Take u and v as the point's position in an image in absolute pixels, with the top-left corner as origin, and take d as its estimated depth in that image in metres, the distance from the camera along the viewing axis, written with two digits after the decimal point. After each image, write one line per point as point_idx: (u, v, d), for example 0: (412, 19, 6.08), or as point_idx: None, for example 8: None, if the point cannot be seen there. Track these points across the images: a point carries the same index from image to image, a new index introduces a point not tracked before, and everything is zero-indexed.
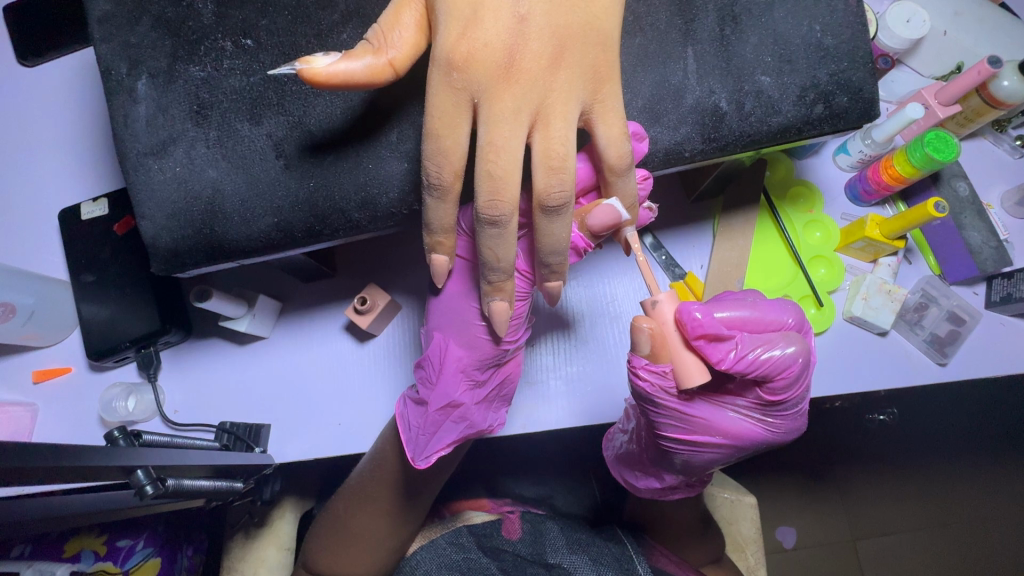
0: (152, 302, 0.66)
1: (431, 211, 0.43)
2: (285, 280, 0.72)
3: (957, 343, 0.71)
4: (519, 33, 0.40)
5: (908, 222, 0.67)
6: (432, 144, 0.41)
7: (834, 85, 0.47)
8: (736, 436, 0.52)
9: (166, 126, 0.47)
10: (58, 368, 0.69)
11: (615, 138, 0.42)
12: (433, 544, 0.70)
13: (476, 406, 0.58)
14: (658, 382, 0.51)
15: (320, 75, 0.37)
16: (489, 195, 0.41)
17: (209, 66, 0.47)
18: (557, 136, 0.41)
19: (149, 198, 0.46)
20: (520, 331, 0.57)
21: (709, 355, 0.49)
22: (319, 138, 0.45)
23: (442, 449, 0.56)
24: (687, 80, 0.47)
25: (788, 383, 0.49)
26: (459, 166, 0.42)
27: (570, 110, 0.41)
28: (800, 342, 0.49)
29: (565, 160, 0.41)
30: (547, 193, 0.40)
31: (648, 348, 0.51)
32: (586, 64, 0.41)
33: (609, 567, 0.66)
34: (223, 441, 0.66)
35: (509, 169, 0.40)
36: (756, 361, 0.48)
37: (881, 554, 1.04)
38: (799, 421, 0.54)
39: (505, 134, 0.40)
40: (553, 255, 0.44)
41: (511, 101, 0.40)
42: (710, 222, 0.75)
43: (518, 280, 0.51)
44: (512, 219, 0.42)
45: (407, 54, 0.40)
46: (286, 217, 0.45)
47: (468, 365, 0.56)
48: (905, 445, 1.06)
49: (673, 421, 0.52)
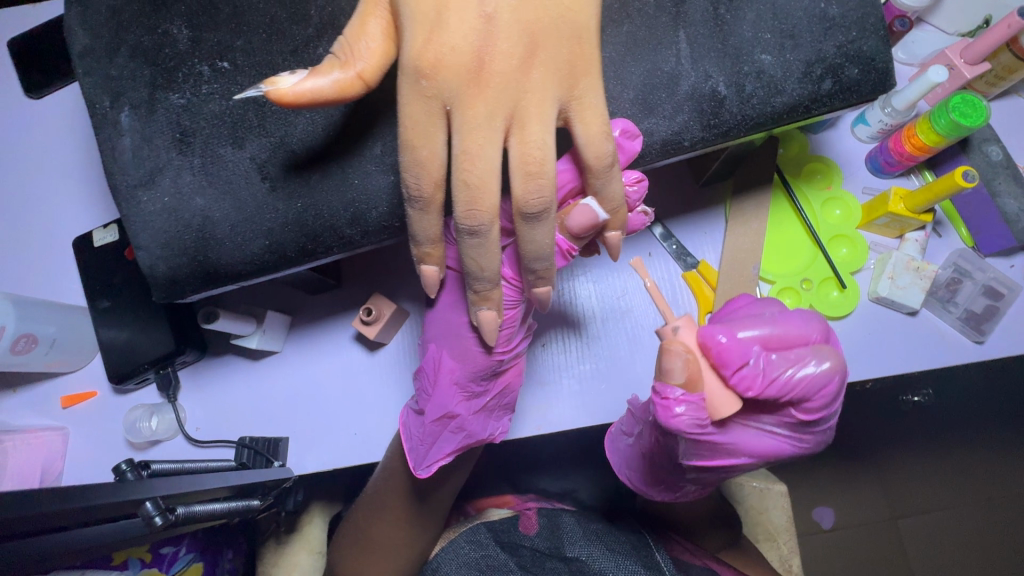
0: (167, 324, 0.67)
1: (414, 223, 0.41)
2: (293, 294, 0.72)
3: (994, 319, 0.67)
4: (488, 33, 0.38)
5: (934, 194, 0.62)
6: (409, 155, 0.40)
7: (842, 58, 0.44)
8: (767, 455, 0.50)
9: (151, 156, 0.46)
10: (84, 392, 0.71)
11: (595, 137, 0.40)
12: (452, 544, 0.69)
13: (473, 415, 0.57)
14: (691, 414, 0.47)
15: (287, 95, 0.36)
16: (467, 204, 0.39)
17: (188, 92, 0.46)
18: (533, 139, 0.39)
19: (143, 228, 0.46)
20: (515, 338, 0.55)
21: (739, 382, 0.47)
22: (301, 156, 0.44)
23: (442, 459, 0.57)
24: (681, 66, 0.44)
25: (825, 402, 0.47)
26: (438, 176, 0.40)
27: (547, 110, 0.39)
28: (833, 359, 0.47)
29: (543, 164, 0.39)
30: (525, 200, 0.39)
31: (681, 377, 0.47)
32: (561, 60, 0.39)
33: (626, 554, 0.65)
34: (243, 457, 0.67)
35: (484, 177, 0.39)
36: (787, 382, 0.47)
37: (927, 531, 1.01)
38: (826, 433, 0.52)
39: (479, 141, 0.39)
40: (538, 261, 0.42)
41: (484, 106, 0.38)
42: (721, 207, 0.72)
43: (505, 288, 0.50)
44: (492, 227, 0.40)
45: (376, 64, 0.39)
46: (277, 238, 0.44)
47: (462, 377, 0.55)
48: (944, 422, 1.02)
49: (705, 447, 0.50)
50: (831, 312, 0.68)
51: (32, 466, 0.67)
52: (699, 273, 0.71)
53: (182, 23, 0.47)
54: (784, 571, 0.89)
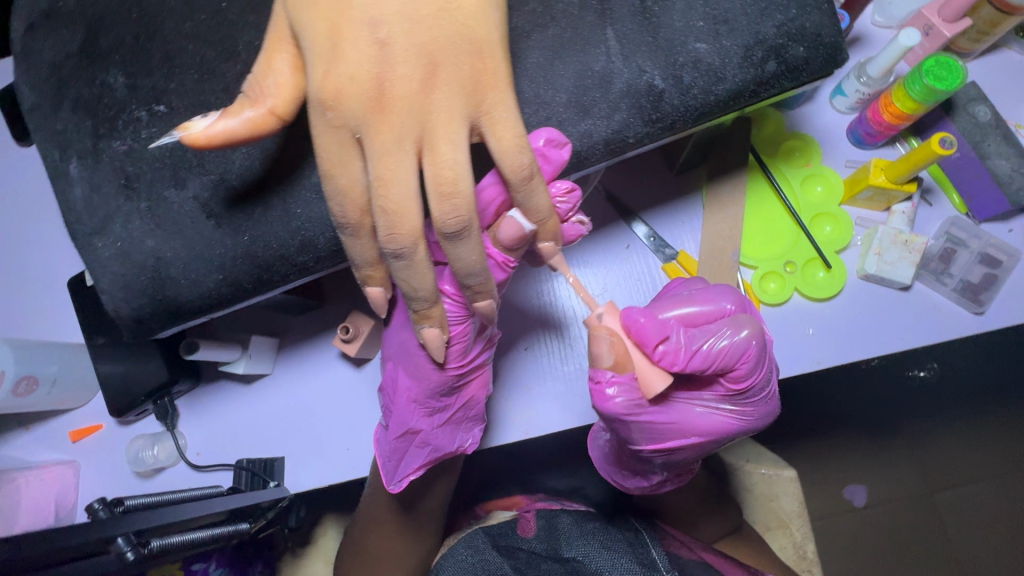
0: (160, 356, 0.70)
1: (349, 248, 0.42)
2: (277, 317, 0.73)
3: (992, 288, 0.64)
4: (384, 58, 0.38)
5: (914, 163, 0.59)
6: (330, 185, 0.40)
7: (782, 37, 0.42)
8: (714, 431, 0.49)
9: (103, 204, 0.46)
10: (90, 426, 0.74)
11: (508, 150, 0.39)
12: (451, 550, 0.69)
13: (438, 429, 0.57)
14: (624, 395, 0.47)
15: (199, 139, 0.37)
16: (388, 229, 0.39)
17: (129, 138, 0.47)
18: (446, 159, 0.38)
19: (102, 272, 0.45)
20: (474, 349, 0.54)
21: (662, 357, 0.46)
22: (241, 189, 0.45)
23: (413, 473, 0.57)
24: (612, 64, 0.42)
25: (751, 369, 0.46)
26: (363, 202, 0.40)
27: (456, 129, 0.39)
28: (751, 323, 0.46)
29: (456, 183, 0.38)
30: (442, 220, 0.39)
31: (609, 360, 0.47)
32: (463, 77, 0.39)
33: (621, 552, 0.65)
34: (242, 479, 0.69)
35: (401, 202, 0.38)
36: (707, 353, 0.46)
37: (961, 504, 0.97)
38: (772, 403, 0.50)
39: (391, 167, 0.38)
40: (471, 276, 0.41)
41: (391, 131, 0.38)
42: (697, 194, 0.71)
43: (447, 303, 0.49)
44: (417, 248, 0.40)
45: (287, 98, 0.39)
46: (231, 271, 0.45)
47: (419, 395, 0.55)
48: (959, 390, 0.99)
49: (647, 431, 0.48)
50: (819, 293, 0.65)
51: (44, 499, 0.70)
52: (680, 263, 0.69)
53: (117, 72, 0.47)
54: (798, 558, 0.87)
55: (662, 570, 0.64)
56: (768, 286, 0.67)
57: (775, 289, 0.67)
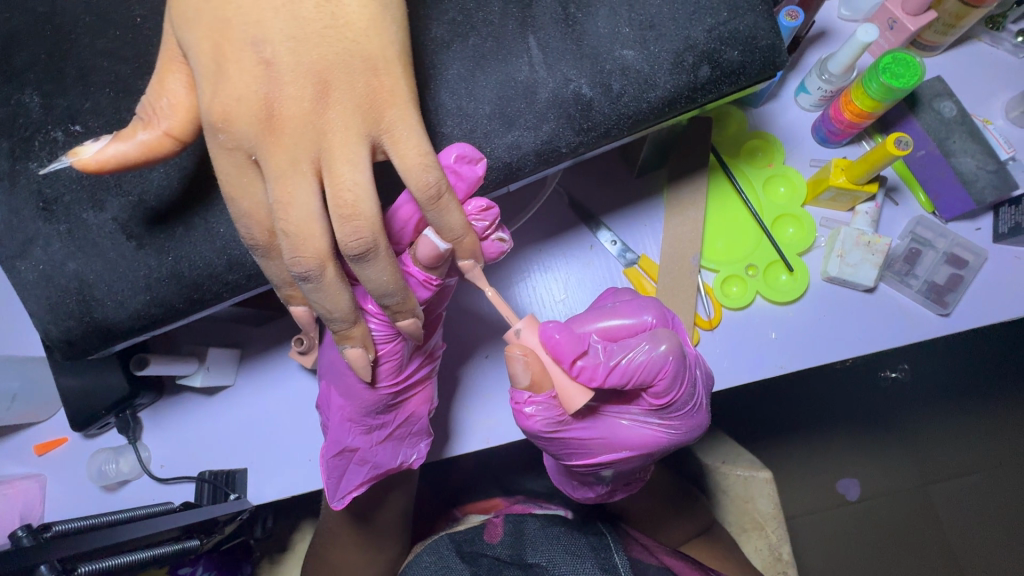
0: (120, 369, 0.70)
1: (264, 270, 0.41)
2: (237, 328, 0.73)
3: (959, 289, 0.63)
4: (271, 78, 0.37)
5: (871, 164, 0.57)
6: (233, 208, 0.39)
7: (715, 41, 0.41)
8: (643, 444, 0.48)
9: (21, 229, 0.43)
10: (56, 440, 0.74)
11: (412, 168, 0.38)
12: (414, 560, 0.67)
13: (377, 446, 0.57)
14: (545, 413, 0.47)
15: (91, 165, 0.37)
16: (291, 252, 0.39)
17: (49, 161, 0.45)
18: (345, 180, 0.38)
19: (27, 293, 0.44)
20: (407, 365, 0.55)
21: (579, 375, 0.45)
22: (160, 208, 0.43)
23: (355, 490, 0.56)
24: (536, 73, 0.41)
25: (670, 383, 0.45)
26: (270, 224, 0.40)
27: (354, 149, 0.38)
28: (670, 338, 0.45)
29: (356, 205, 0.38)
30: (344, 244, 0.38)
31: (526, 381, 0.46)
32: (357, 95, 0.38)
33: (586, 558, 0.64)
34: (203, 490, 0.69)
35: (302, 225, 0.38)
36: (625, 368, 0.45)
37: (952, 497, 0.96)
38: (702, 414, 0.50)
39: (289, 189, 0.38)
40: (386, 297, 0.41)
41: (286, 154, 0.37)
42: (659, 196, 0.69)
43: (372, 322, 0.50)
44: (324, 270, 0.40)
45: (182, 120, 0.38)
46: (159, 292, 0.44)
47: (354, 412, 0.55)
48: (942, 384, 0.97)
49: (571, 446, 0.48)
50: (781, 297, 0.64)
51: (10, 513, 0.70)
52: (641, 268, 0.68)
53: (34, 92, 0.46)
54: (775, 559, 0.86)
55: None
56: (730, 290, 0.65)
57: (738, 293, 0.65)
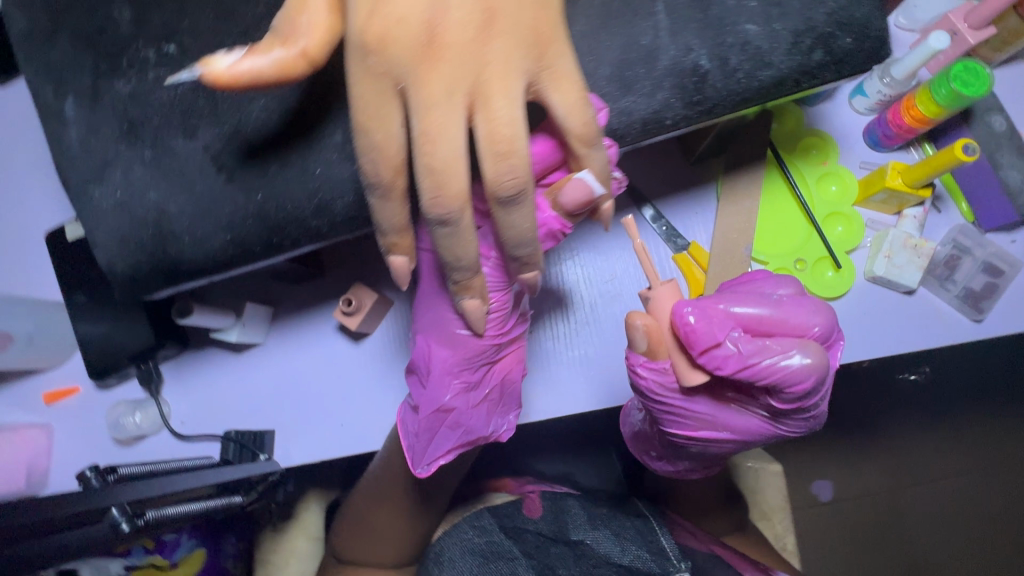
0: (145, 318, 0.66)
1: (377, 211, 0.40)
2: (274, 284, 0.70)
3: (992, 297, 0.65)
4: (437, 3, 0.37)
5: (933, 168, 0.59)
6: (364, 140, 0.38)
7: (833, 25, 0.42)
8: (746, 435, 0.49)
9: (99, 150, 0.44)
10: (66, 389, 0.70)
11: (575, 107, 0.38)
12: (456, 529, 0.71)
13: (473, 410, 0.53)
14: (656, 379, 0.48)
15: (223, 78, 0.35)
16: (433, 192, 0.37)
17: (134, 79, 0.45)
18: (501, 115, 0.37)
19: (96, 225, 0.43)
20: (510, 321, 0.52)
21: (706, 361, 0.44)
22: (254, 139, 0.43)
23: (442, 457, 0.52)
24: (659, 39, 0.41)
25: (804, 395, 0.44)
26: (397, 162, 0.38)
27: (512, 83, 0.37)
28: (820, 353, 0.43)
29: (513, 142, 0.37)
30: (498, 183, 0.37)
31: (644, 346, 0.46)
32: (522, 29, 0.38)
33: (631, 540, 0.68)
34: (230, 451, 0.67)
35: (448, 162, 0.37)
36: (764, 370, 0.43)
37: (917, 503, 1.00)
38: (818, 422, 0.48)
39: (440, 121, 0.37)
40: (522, 246, 0.40)
41: (441, 81, 0.36)
42: (713, 185, 0.69)
43: (488, 272, 0.48)
44: (464, 215, 0.38)
45: (321, 41, 0.37)
46: (239, 232, 0.43)
47: (455, 366, 0.52)
48: (938, 395, 1.00)
49: (677, 418, 0.49)
50: (827, 292, 0.65)
51: (14, 465, 0.66)
52: (690, 255, 0.68)
53: (122, 6, 0.45)
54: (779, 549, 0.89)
55: (673, 559, 0.65)
56: None
57: None
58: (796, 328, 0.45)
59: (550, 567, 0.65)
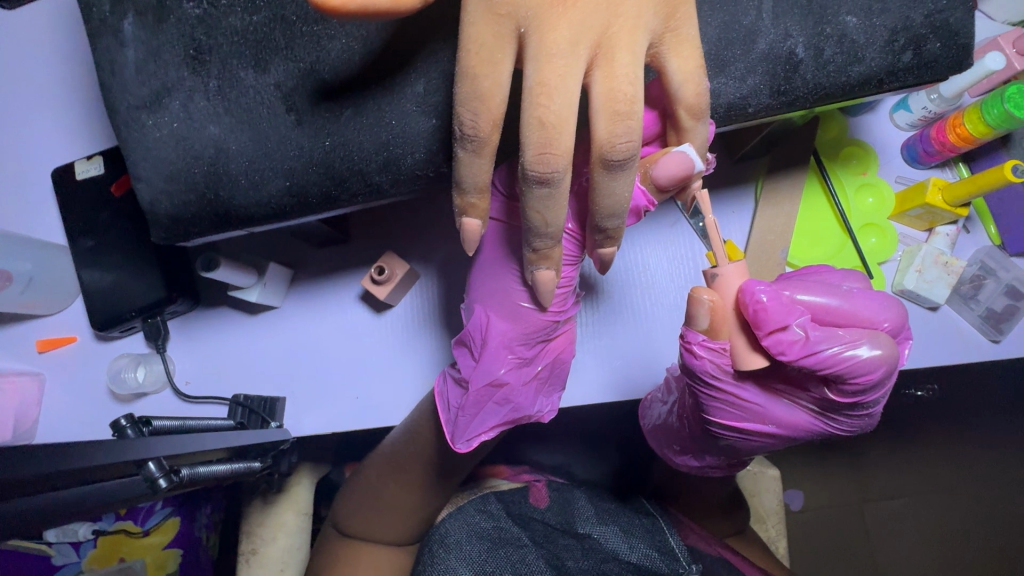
0: (159, 268, 0.62)
1: (464, 165, 0.42)
2: (297, 246, 0.67)
3: (1014, 319, 0.66)
4: None
5: (977, 186, 0.60)
6: (471, 85, 0.39)
7: (926, 28, 0.44)
8: (792, 428, 0.50)
9: (160, 74, 0.51)
10: (63, 337, 0.66)
11: (689, 74, 0.42)
12: (461, 511, 0.67)
13: (521, 386, 0.56)
14: (714, 360, 0.49)
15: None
16: (541, 146, 0.39)
17: (204, 6, 0.50)
18: (621, 73, 0.39)
19: (145, 157, 0.51)
20: (568, 300, 0.56)
21: (769, 345, 0.45)
22: (330, 82, 0.48)
23: (485, 433, 0.55)
24: (760, 21, 0.44)
25: (864, 388, 0.45)
26: (496, 114, 0.40)
27: (636, 41, 0.40)
28: (888, 346, 0.44)
29: (632, 104, 0.39)
30: (612, 144, 0.39)
31: (706, 323, 0.49)
32: None
33: (641, 538, 0.66)
34: (238, 416, 0.63)
35: (562, 114, 0.39)
36: (829, 358, 0.44)
37: (889, 517, 1.02)
38: (869, 422, 0.49)
39: (561, 72, 0.39)
40: (611, 219, 0.44)
41: (568, 30, 0.39)
42: (753, 185, 0.69)
43: (567, 241, 0.52)
44: (564, 176, 0.40)
45: None
46: (299, 179, 0.49)
47: (513, 340, 0.55)
48: (928, 414, 1.02)
49: (728, 405, 0.51)
50: None
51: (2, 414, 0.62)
52: None
53: None
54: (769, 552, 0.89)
55: (683, 560, 0.64)
56: None
57: None
58: (862, 321, 0.47)
59: (557, 558, 0.63)
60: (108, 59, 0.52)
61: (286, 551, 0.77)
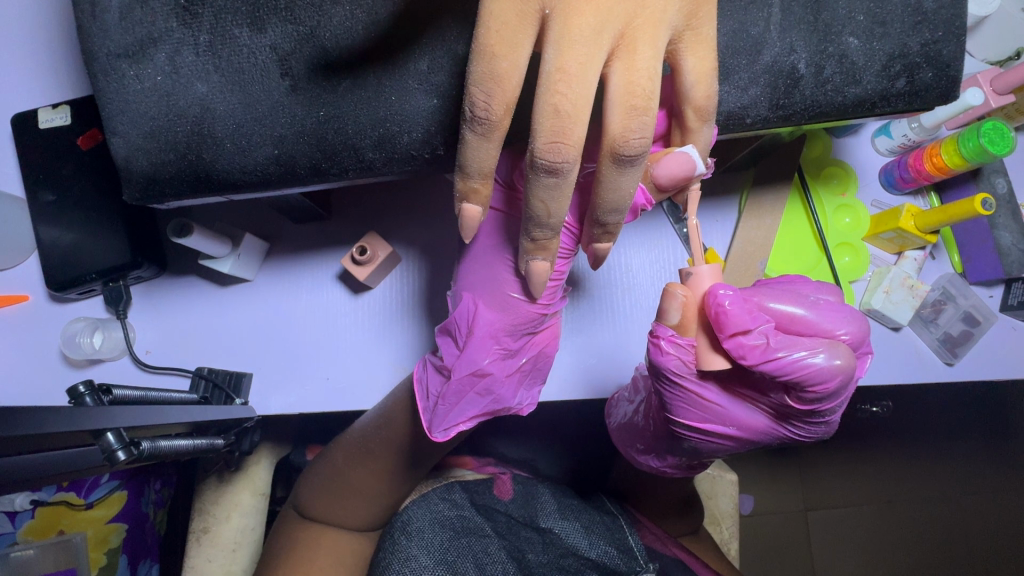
0: (123, 230, 0.59)
1: (471, 148, 0.41)
2: (275, 218, 0.65)
3: (968, 344, 0.70)
4: None
5: (948, 215, 0.63)
6: (487, 65, 0.38)
7: (922, 57, 0.45)
8: (751, 430, 0.51)
9: (144, 25, 0.48)
10: (14, 295, 0.62)
11: (703, 77, 0.43)
12: (425, 499, 0.66)
13: (503, 379, 0.55)
14: (679, 357, 0.50)
15: None
16: (552, 136, 0.38)
17: None
18: (640, 67, 0.39)
19: (122, 110, 0.48)
20: (557, 295, 0.56)
21: (730, 347, 0.46)
22: (331, 50, 0.46)
23: (464, 422, 0.55)
24: (768, 33, 0.45)
25: (821, 396, 0.45)
26: (509, 98, 0.39)
27: (658, 37, 0.40)
28: (847, 357, 0.44)
29: (648, 101, 0.39)
30: (625, 138, 0.39)
31: (676, 319, 0.50)
32: None
33: (601, 536, 0.66)
34: (201, 389, 0.61)
35: (578, 103, 0.38)
36: (787, 365, 0.45)
37: (831, 524, 1.06)
38: (825, 430, 0.51)
39: (581, 60, 0.38)
40: (611, 214, 0.44)
41: (592, 18, 0.38)
42: (738, 196, 0.70)
43: (564, 235, 0.53)
44: (573, 167, 0.40)
45: None
46: (287, 148, 0.47)
47: (499, 331, 0.54)
48: (875, 428, 1.07)
49: (691, 405, 0.52)
50: None
51: None
52: None
53: None
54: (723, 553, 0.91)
55: (640, 560, 0.65)
56: None
57: None
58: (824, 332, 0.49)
59: (518, 551, 0.64)
60: (90, 1, 0.49)
61: (239, 532, 0.74)
